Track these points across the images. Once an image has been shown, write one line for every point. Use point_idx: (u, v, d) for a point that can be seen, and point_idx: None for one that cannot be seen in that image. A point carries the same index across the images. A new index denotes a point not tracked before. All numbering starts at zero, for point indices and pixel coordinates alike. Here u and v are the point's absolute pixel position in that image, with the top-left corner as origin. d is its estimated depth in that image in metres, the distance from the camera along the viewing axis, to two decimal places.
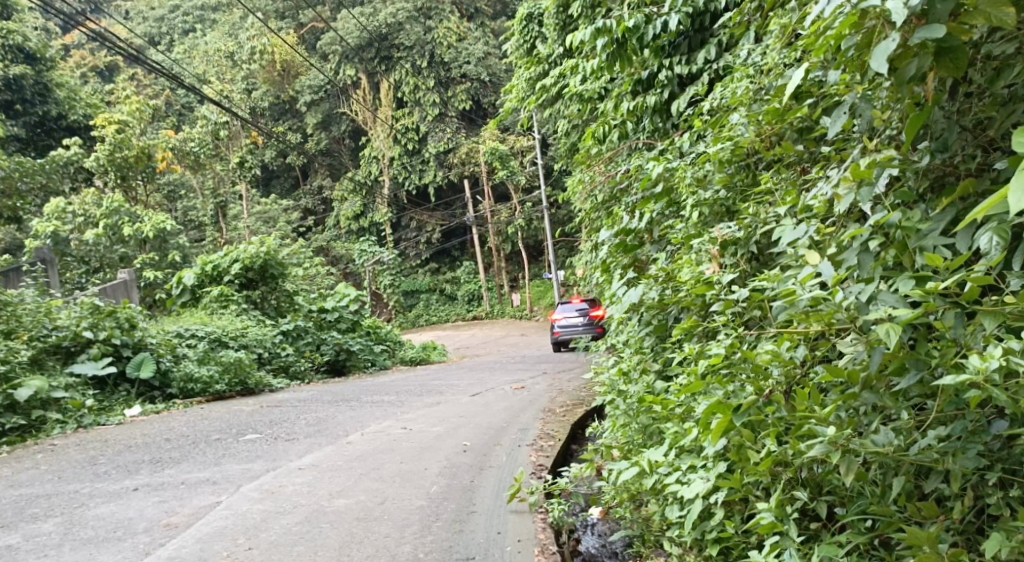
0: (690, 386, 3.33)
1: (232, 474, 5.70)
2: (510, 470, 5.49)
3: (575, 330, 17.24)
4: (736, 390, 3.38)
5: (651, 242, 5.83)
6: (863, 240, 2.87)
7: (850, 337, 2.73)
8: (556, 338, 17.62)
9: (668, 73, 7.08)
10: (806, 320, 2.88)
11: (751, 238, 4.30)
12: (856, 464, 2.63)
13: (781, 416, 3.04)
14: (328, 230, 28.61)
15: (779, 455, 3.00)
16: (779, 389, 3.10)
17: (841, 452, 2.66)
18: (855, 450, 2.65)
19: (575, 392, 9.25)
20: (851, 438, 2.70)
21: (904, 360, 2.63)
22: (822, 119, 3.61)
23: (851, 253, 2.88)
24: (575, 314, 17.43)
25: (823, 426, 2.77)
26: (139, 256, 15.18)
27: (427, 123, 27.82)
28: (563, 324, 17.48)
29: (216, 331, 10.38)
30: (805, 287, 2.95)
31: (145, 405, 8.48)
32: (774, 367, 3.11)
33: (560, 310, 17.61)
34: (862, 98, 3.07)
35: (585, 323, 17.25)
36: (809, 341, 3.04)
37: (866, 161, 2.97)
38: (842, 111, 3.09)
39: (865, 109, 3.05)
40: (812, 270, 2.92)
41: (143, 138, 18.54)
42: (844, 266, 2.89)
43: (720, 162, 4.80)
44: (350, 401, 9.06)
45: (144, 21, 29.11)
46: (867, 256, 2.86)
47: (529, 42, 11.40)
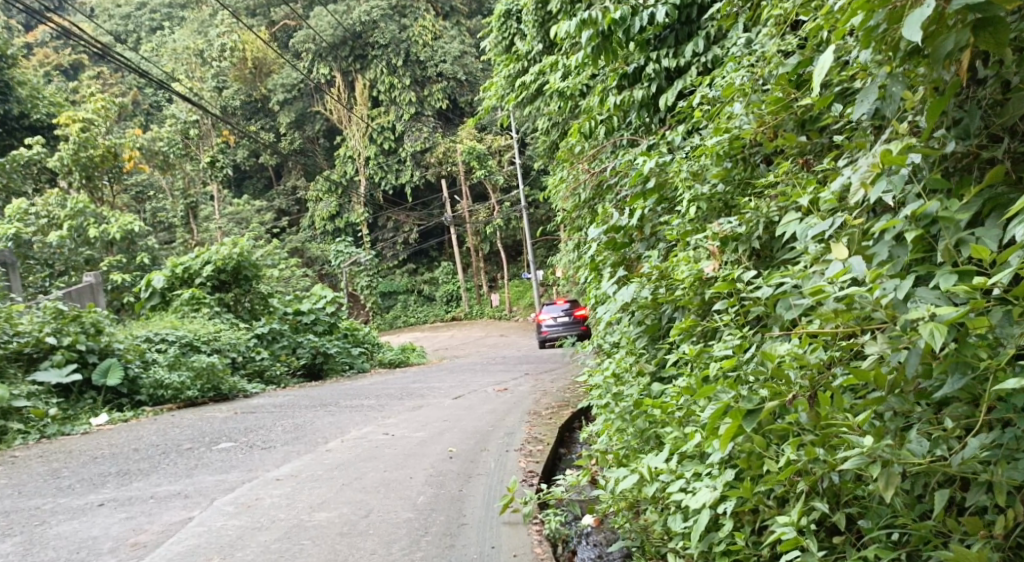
0: (697, 389, 3.13)
1: (205, 486, 5.42)
2: (500, 478, 5.26)
3: (563, 329, 17.29)
4: (747, 393, 3.17)
5: (642, 239, 5.60)
6: (895, 232, 2.69)
7: (881, 336, 2.55)
8: (541, 338, 17.52)
9: (655, 66, 6.79)
10: (836, 319, 2.70)
11: (753, 234, 4.09)
12: (896, 477, 2.45)
13: (799, 422, 2.83)
14: (303, 231, 28.23)
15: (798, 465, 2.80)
16: (802, 394, 2.85)
17: (880, 464, 2.49)
18: (895, 461, 2.48)
19: (561, 393, 9.04)
20: (887, 448, 2.51)
21: (948, 362, 2.44)
22: (836, 106, 3.42)
23: (883, 246, 2.73)
24: (559, 315, 17.53)
25: (858, 435, 2.59)
26: (106, 258, 14.79)
27: (403, 122, 27.51)
28: (549, 325, 17.47)
29: (187, 335, 10.05)
30: (834, 282, 2.76)
31: (112, 414, 8.18)
32: (791, 368, 2.90)
33: (543, 312, 17.62)
34: (893, 79, 2.80)
35: (571, 321, 17.40)
36: (831, 341, 2.85)
37: (898, 147, 2.75)
38: (869, 92, 2.86)
39: (895, 90, 2.79)
40: (842, 266, 2.75)
41: (109, 137, 18.13)
42: (876, 261, 2.73)
43: (718, 156, 4.60)
44: (328, 406, 8.78)
45: (110, 18, 28.49)
46: (899, 249, 2.68)
47: (508, 38, 11.13)
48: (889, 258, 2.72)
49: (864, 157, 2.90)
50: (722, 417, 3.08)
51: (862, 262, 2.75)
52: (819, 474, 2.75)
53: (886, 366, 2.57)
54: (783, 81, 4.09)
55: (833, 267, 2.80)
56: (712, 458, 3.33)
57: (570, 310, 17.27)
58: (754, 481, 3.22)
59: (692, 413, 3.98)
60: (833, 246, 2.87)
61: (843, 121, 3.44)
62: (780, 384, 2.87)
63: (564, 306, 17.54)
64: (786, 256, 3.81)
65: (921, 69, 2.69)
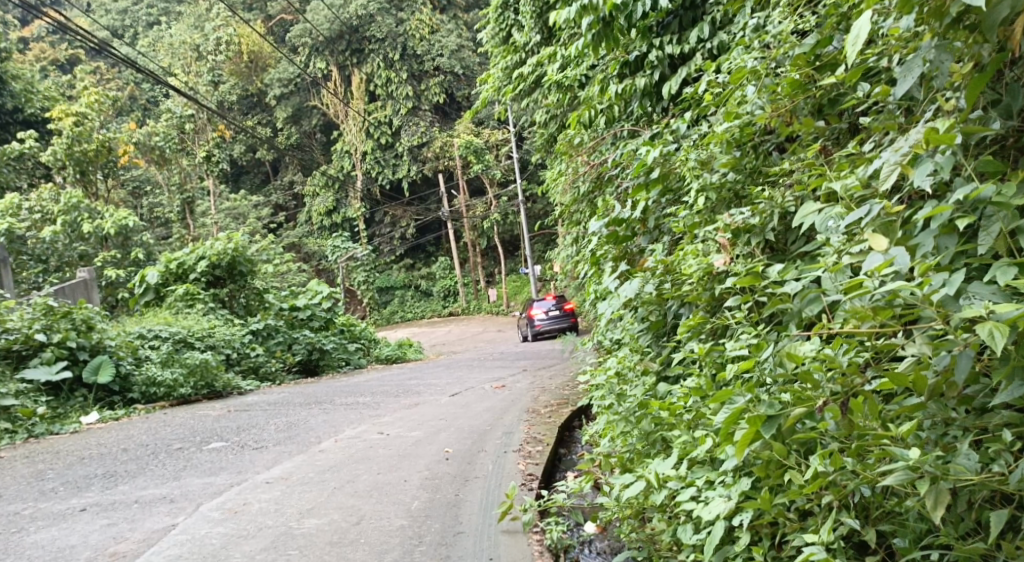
0: (712, 391, 2.93)
1: (192, 490, 5.19)
2: (499, 482, 5.03)
3: (555, 323, 17.87)
4: (768, 396, 2.96)
5: (645, 232, 5.42)
6: (942, 220, 2.50)
7: (922, 338, 2.37)
8: (534, 332, 17.95)
9: (659, 53, 6.51)
10: (875, 317, 2.49)
11: (767, 226, 3.86)
12: (945, 496, 2.28)
13: (828, 430, 2.63)
14: (300, 227, 27.99)
15: (828, 477, 2.60)
16: (835, 401, 2.63)
17: (931, 480, 2.30)
18: (949, 477, 2.30)
19: (559, 391, 8.80)
20: (934, 462, 2.33)
21: (1008, 368, 2.25)
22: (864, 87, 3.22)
23: (928, 236, 2.53)
24: (549, 309, 18.10)
25: (903, 447, 2.41)
26: (100, 254, 14.56)
27: (400, 116, 27.18)
28: (540, 320, 17.94)
29: (181, 331, 9.78)
30: (877, 276, 2.56)
31: (103, 412, 7.93)
32: (822, 373, 2.67)
33: (533, 307, 18.05)
34: (939, 48, 2.56)
35: (561, 315, 18.04)
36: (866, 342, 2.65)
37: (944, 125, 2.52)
38: (920, 62, 2.61)
39: (945, 66, 2.55)
40: (887, 259, 2.54)
41: (103, 131, 17.73)
42: (920, 252, 2.54)
43: (728, 144, 4.37)
44: (322, 404, 8.54)
45: (106, 14, 27.84)
46: (946, 239, 2.49)
47: (505, 30, 10.87)
48: (934, 248, 2.53)
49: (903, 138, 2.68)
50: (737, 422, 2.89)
51: (907, 252, 2.54)
52: (852, 487, 2.55)
53: (933, 370, 2.38)
54: (801, 62, 3.86)
55: (872, 260, 2.59)
56: (728, 466, 3.12)
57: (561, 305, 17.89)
58: (774, 491, 3.02)
59: (701, 416, 3.78)
60: (872, 237, 2.66)
61: (869, 102, 3.25)
62: (810, 390, 2.63)
63: (554, 301, 18.11)
64: (807, 248, 3.59)
65: (976, 37, 2.45)
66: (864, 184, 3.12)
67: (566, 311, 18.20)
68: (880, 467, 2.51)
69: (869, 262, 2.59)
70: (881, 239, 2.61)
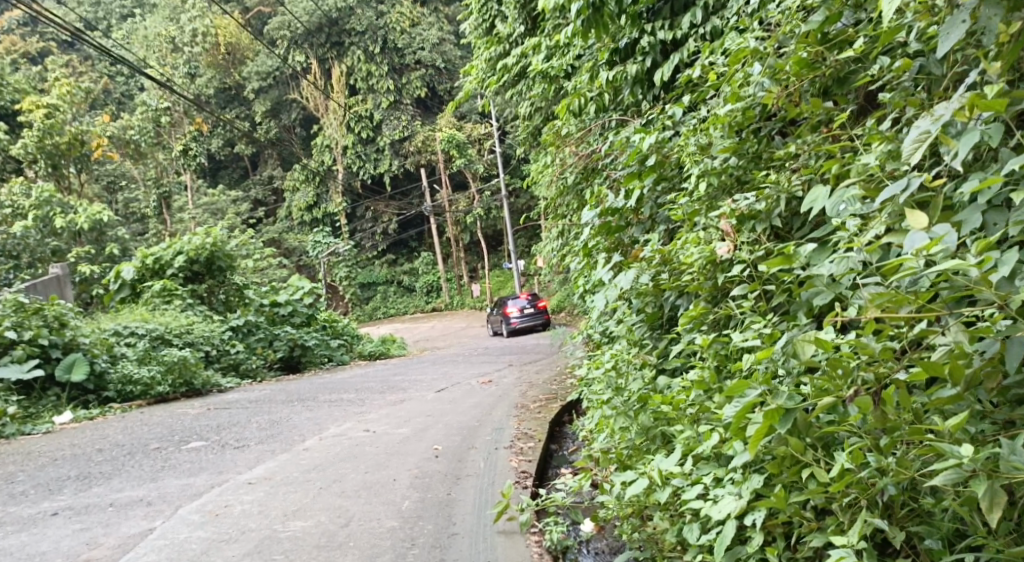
0: (729, 382, 2.80)
1: (170, 492, 4.97)
2: (492, 480, 4.85)
3: (531, 321, 18.17)
4: (784, 388, 2.83)
5: (638, 223, 5.25)
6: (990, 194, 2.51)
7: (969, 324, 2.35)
8: (509, 329, 18.23)
9: (650, 39, 6.27)
10: (914, 301, 2.40)
11: (774, 212, 3.69)
12: (1000, 496, 2.22)
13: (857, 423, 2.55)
14: (280, 222, 27.68)
15: (859, 473, 2.52)
16: (866, 392, 2.52)
17: (986, 477, 2.25)
18: (1001, 475, 2.24)
19: (547, 385, 8.62)
20: (986, 459, 2.28)
21: None
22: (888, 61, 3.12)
23: (975, 212, 2.53)
24: (524, 306, 18.39)
25: (951, 443, 2.33)
26: (73, 249, 14.22)
27: (381, 110, 26.88)
28: (516, 318, 18.23)
29: (158, 328, 9.53)
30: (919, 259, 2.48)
31: (77, 411, 7.69)
32: (851, 361, 2.56)
33: (507, 304, 18.31)
34: (987, 4, 2.54)
35: (536, 312, 18.36)
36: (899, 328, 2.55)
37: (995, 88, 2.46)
38: (962, 19, 2.56)
39: (993, 22, 2.53)
40: (934, 238, 2.43)
41: (74, 123, 17.32)
42: (967, 229, 2.53)
43: (729, 127, 4.22)
44: (305, 401, 8.32)
45: (80, 5, 26.89)
46: (996, 215, 2.52)
47: (488, 20, 10.60)
48: (981, 224, 2.53)
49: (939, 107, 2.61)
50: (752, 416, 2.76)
51: (950, 228, 2.46)
52: (882, 486, 2.44)
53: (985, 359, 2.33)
54: (810, 39, 3.67)
55: (915, 239, 2.49)
56: (740, 462, 2.96)
57: (536, 303, 18.20)
58: (789, 489, 2.86)
59: (706, 411, 3.63)
60: (910, 214, 2.55)
61: (885, 79, 3.16)
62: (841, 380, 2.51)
63: (529, 299, 18.40)
64: (817, 233, 3.45)
65: None
66: (883, 164, 2.98)
67: (540, 308, 18.52)
68: (920, 463, 2.44)
69: (911, 241, 2.50)
70: (922, 217, 2.51)
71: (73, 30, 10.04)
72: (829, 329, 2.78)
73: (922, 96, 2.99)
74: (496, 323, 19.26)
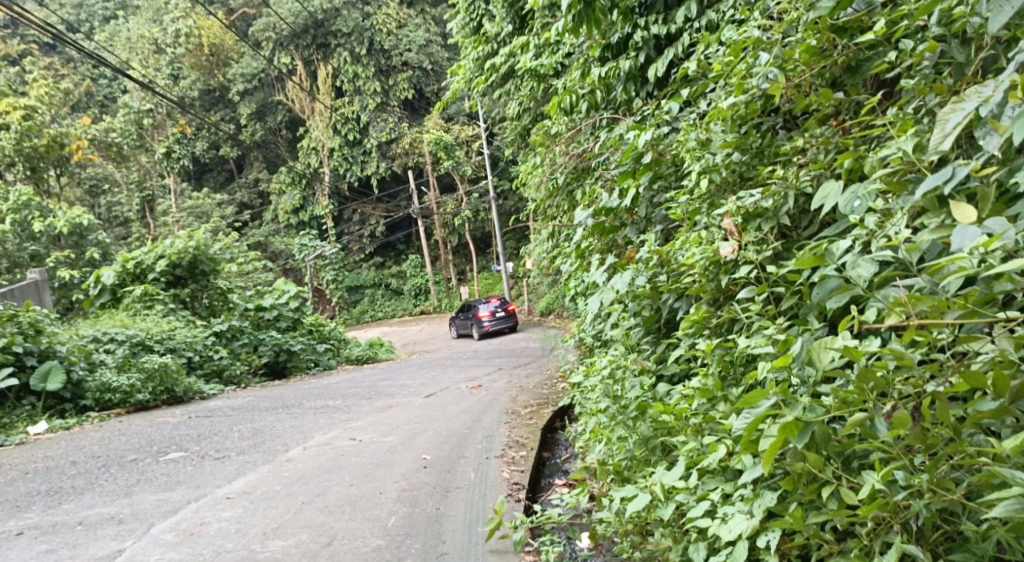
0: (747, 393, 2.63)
1: (143, 508, 4.71)
2: (483, 492, 4.62)
3: (502, 325, 18.63)
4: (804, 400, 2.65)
5: (632, 223, 5.02)
6: None
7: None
8: (480, 332, 18.64)
9: (643, 34, 5.97)
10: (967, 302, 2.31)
11: (782, 210, 3.47)
12: None
13: (893, 440, 2.42)
14: (266, 225, 27.40)
15: (894, 495, 2.40)
16: (904, 406, 2.43)
17: None
18: None
19: (538, 390, 8.38)
20: None
21: None
22: (910, 46, 2.97)
23: None
24: (495, 310, 18.86)
25: (1007, 464, 2.22)
26: (53, 254, 13.89)
27: (368, 112, 26.57)
28: (487, 321, 18.67)
29: (139, 334, 9.24)
30: (974, 259, 2.38)
31: (52, 421, 7.40)
32: (885, 371, 2.47)
33: (478, 308, 18.73)
34: None
35: (505, 316, 18.84)
36: (941, 336, 2.44)
37: None
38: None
39: None
40: (992, 235, 2.37)
41: (54, 125, 16.89)
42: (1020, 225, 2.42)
43: (732, 120, 4.00)
44: (289, 408, 8.07)
45: (61, 7, 26.58)
46: None
47: (475, 19, 10.27)
48: None
49: (986, 87, 2.53)
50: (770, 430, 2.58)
51: (1005, 223, 2.41)
52: (917, 508, 2.33)
53: None
54: (821, 26, 3.48)
55: (966, 235, 2.44)
56: (752, 477, 2.76)
57: (507, 308, 18.69)
58: (805, 508, 2.65)
59: (710, 420, 3.42)
60: (957, 209, 2.50)
61: (906, 66, 3.02)
62: None
63: (499, 303, 18.87)
64: (829, 232, 3.25)
65: None
66: (911, 158, 2.80)
67: (509, 312, 18.99)
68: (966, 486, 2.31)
69: (962, 238, 2.44)
70: (970, 211, 2.48)
71: (57, 32, 9.68)
72: (850, 335, 2.63)
73: (948, 82, 2.84)
74: (462, 326, 19.56)
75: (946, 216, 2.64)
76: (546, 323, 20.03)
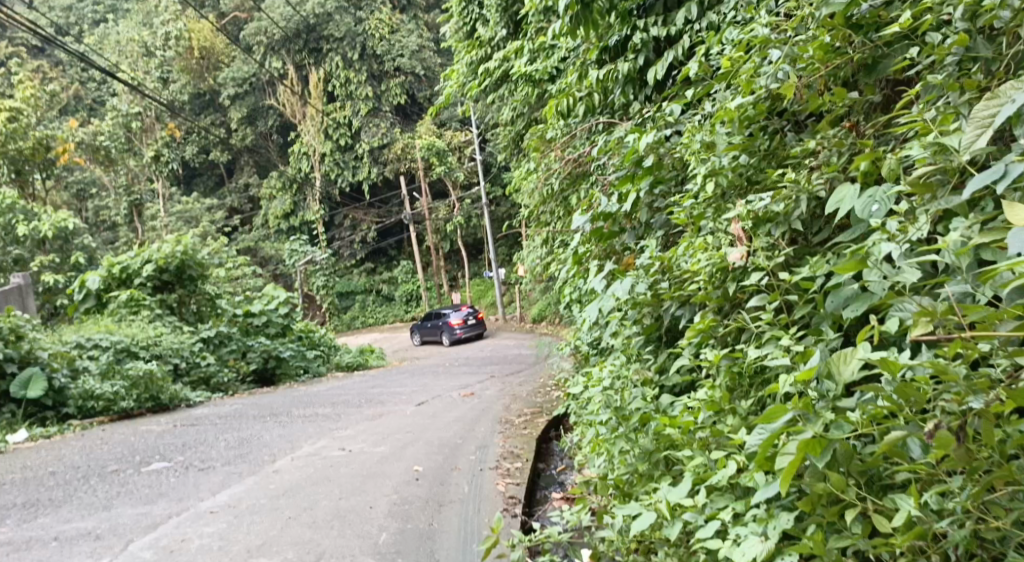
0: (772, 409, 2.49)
1: (122, 523, 4.51)
2: (478, 507, 4.44)
3: (473, 332, 19.29)
4: (832, 416, 2.51)
5: (631, 228, 4.84)
6: None
7: None
8: (452, 339, 19.18)
9: (643, 36, 5.72)
10: None
11: (794, 215, 3.31)
12: None
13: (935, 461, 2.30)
14: (256, 230, 27.18)
15: (932, 523, 2.30)
16: (948, 426, 2.30)
17: None
18: None
19: (532, 398, 8.21)
20: None
21: None
22: (934, 39, 2.88)
23: None
24: (465, 318, 19.51)
25: None
26: (38, 258, 13.68)
27: (360, 118, 26.35)
28: (459, 328, 19.25)
29: (124, 340, 9.02)
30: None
31: (33, 429, 7.18)
32: (929, 388, 2.35)
33: (450, 314, 19.28)
34: None
35: (475, 323, 19.55)
36: (991, 350, 2.31)
37: None
38: None
39: None
40: None
41: (40, 127, 16.62)
42: None
43: (738, 121, 3.82)
44: (277, 416, 7.87)
45: (50, 10, 26.34)
46: None
47: (469, 24, 10.05)
48: None
49: None
50: (797, 449, 2.44)
51: None
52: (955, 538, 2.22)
53: None
54: (835, 22, 3.36)
55: None
56: (767, 496, 2.60)
57: (477, 315, 19.40)
58: (826, 531, 2.52)
59: (718, 435, 3.26)
60: (1009, 210, 2.36)
61: (930, 63, 2.92)
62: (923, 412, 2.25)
63: (468, 310, 19.52)
64: (845, 238, 3.10)
65: None
66: (943, 157, 2.69)
67: (478, 319, 19.67)
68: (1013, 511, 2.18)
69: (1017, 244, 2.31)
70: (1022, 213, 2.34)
71: (43, 34, 9.37)
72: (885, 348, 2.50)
73: (979, 79, 2.74)
74: (429, 332, 19.94)
75: (992, 221, 2.51)
76: (539, 330, 19.81)
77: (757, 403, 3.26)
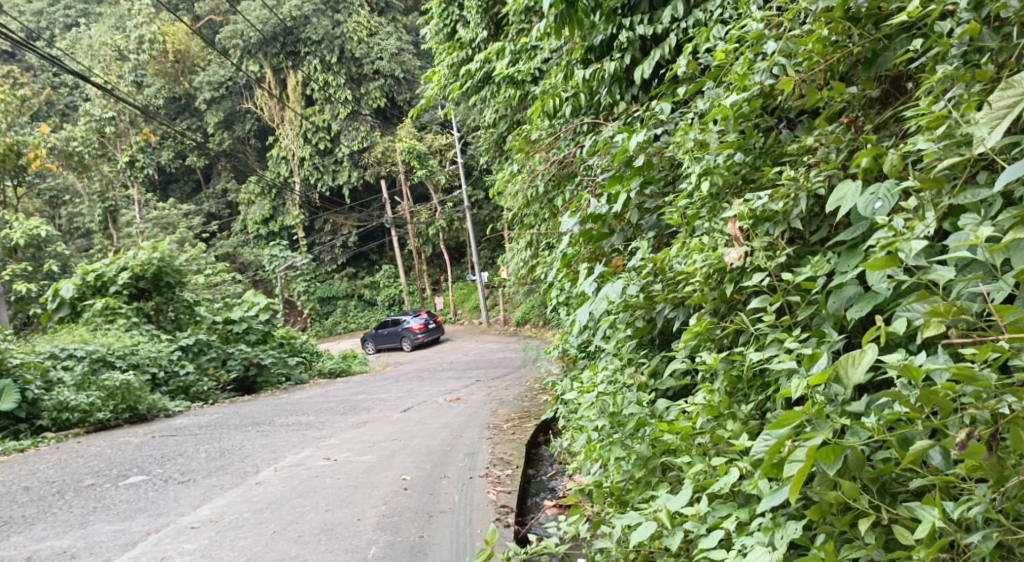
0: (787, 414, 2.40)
1: (99, 541, 4.36)
2: (469, 517, 4.34)
3: (435, 336, 19.39)
4: (848, 422, 2.44)
5: (619, 229, 4.74)
6: None
7: None
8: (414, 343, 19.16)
9: (629, 34, 5.55)
10: None
11: (794, 213, 3.22)
12: None
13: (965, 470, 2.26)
14: (234, 236, 26.87)
15: (956, 533, 2.27)
16: (979, 435, 2.26)
17: None
18: None
19: (519, 402, 8.10)
20: None
21: None
22: (939, 31, 2.85)
23: None
24: (424, 322, 19.59)
25: None
26: (10, 266, 13.41)
27: (338, 121, 26.05)
28: (421, 333, 19.26)
29: (99, 350, 8.82)
30: None
31: (5, 442, 7.00)
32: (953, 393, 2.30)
33: (411, 319, 19.25)
34: None
35: (435, 327, 19.63)
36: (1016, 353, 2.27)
37: None
38: None
39: None
40: None
41: (10, 133, 16.29)
42: None
43: (731, 117, 3.70)
44: (260, 426, 7.71)
45: (22, 14, 25.97)
46: None
47: (449, 25, 9.89)
48: None
49: None
50: (815, 457, 2.36)
51: None
52: None
53: None
54: (835, 15, 3.29)
55: None
56: (774, 505, 2.50)
57: (438, 319, 19.50)
58: (839, 540, 2.46)
59: (719, 440, 3.17)
60: None
61: (935, 56, 2.88)
62: None
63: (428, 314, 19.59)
64: (843, 236, 3.01)
65: None
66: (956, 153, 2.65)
67: (437, 323, 19.80)
68: None
69: None
70: None
71: (16, 39, 9.11)
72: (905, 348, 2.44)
73: (991, 70, 2.71)
74: (387, 338, 19.80)
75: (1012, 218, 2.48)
76: (521, 334, 19.67)
77: (757, 407, 3.19)
